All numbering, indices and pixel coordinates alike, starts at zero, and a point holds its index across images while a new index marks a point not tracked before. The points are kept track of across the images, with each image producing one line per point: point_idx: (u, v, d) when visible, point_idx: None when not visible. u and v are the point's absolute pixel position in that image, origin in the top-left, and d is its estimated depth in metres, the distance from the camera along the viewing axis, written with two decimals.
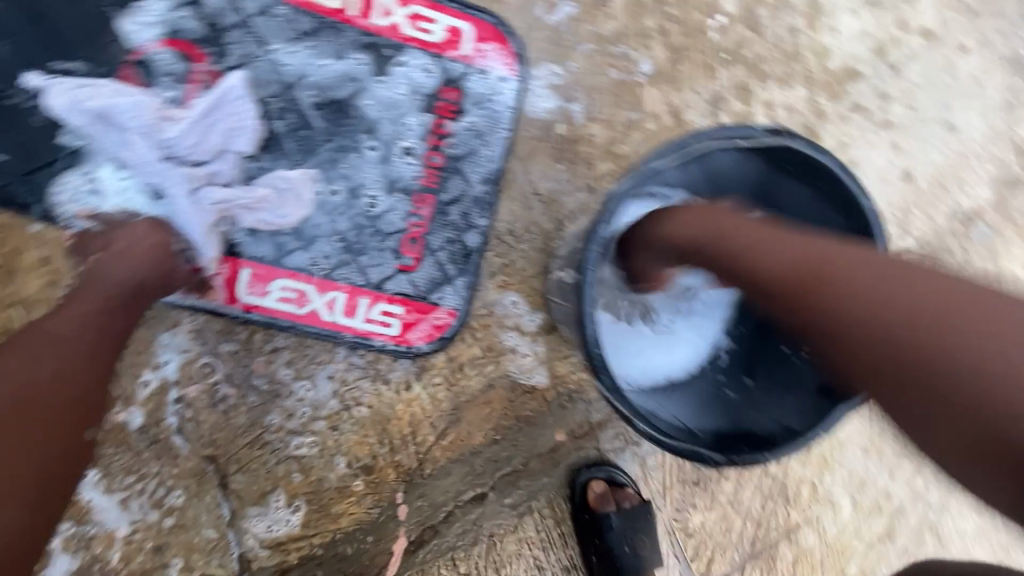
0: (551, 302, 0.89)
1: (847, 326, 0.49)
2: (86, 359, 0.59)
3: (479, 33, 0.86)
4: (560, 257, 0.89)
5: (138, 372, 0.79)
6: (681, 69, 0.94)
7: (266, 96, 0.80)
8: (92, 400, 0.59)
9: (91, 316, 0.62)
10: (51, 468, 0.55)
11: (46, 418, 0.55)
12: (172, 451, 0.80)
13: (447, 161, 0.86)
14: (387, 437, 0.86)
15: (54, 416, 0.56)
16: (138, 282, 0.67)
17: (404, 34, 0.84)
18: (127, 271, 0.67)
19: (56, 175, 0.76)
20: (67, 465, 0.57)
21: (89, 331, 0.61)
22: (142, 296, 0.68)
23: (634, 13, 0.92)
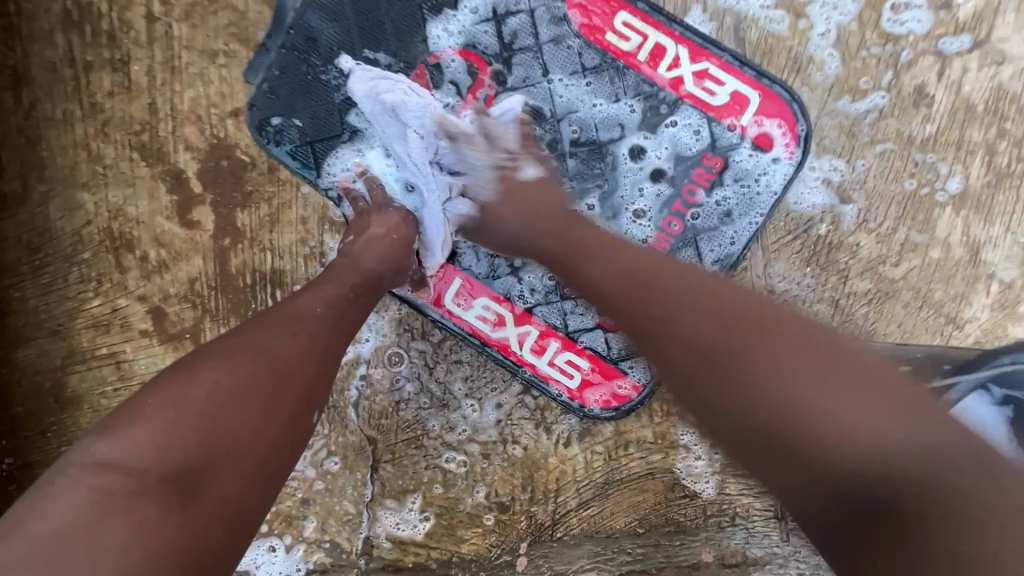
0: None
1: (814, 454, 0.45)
2: (324, 340, 0.59)
3: (767, 104, 0.78)
4: None
5: None
6: (998, 198, 0.77)
7: (532, 122, 0.81)
8: (321, 378, 0.57)
9: (340, 301, 0.65)
10: (283, 437, 0.51)
11: (288, 387, 0.53)
12: (344, 421, 0.85)
13: (685, 231, 0.80)
14: (530, 485, 0.83)
15: (295, 385, 0.54)
16: (379, 274, 0.70)
17: (685, 90, 0.79)
18: (376, 260, 0.71)
19: (336, 149, 0.84)
20: (298, 431, 0.53)
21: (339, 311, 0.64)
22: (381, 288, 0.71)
23: (958, 121, 0.77)
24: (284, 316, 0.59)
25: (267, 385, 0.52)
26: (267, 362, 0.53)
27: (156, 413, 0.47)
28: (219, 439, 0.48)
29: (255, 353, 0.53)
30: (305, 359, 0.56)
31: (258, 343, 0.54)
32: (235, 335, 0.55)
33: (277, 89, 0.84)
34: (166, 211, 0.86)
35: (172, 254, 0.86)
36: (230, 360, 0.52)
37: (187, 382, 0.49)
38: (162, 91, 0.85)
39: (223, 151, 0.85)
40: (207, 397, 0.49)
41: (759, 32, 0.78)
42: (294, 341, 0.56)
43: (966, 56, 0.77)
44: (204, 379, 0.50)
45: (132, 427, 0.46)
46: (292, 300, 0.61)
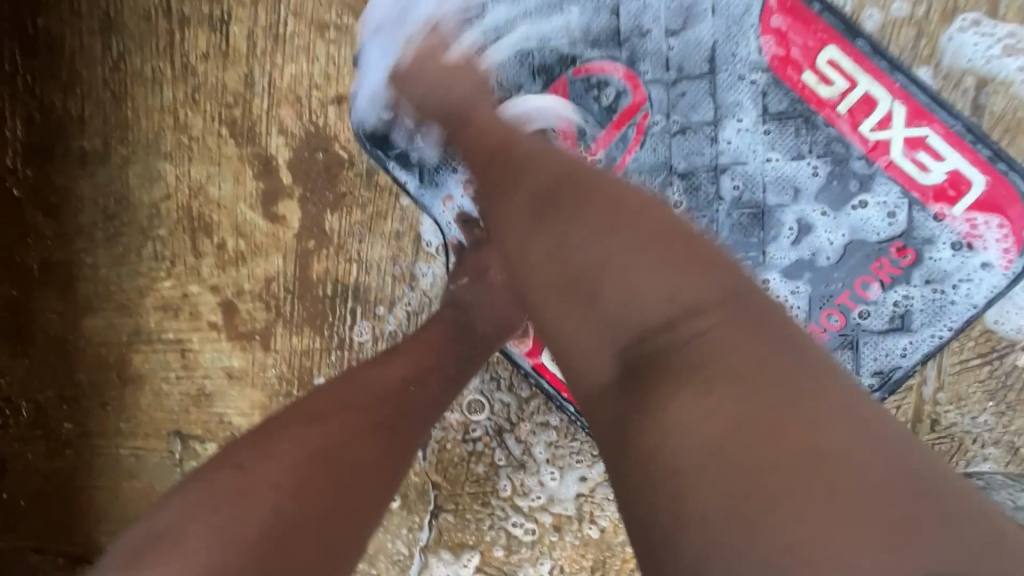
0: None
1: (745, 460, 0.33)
2: (396, 437, 0.53)
3: (993, 195, 0.62)
4: None
5: None
6: None
7: (689, 168, 0.67)
8: (391, 483, 0.51)
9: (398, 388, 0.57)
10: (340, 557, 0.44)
11: (353, 504, 0.47)
12: None
13: (847, 330, 0.66)
14: (601, 569, 0.75)
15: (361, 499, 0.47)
16: (487, 338, 0.65)
17: (890, 158, 0.63)
18: (490, 322, 0.65)
19: (448, 161, 0.72)
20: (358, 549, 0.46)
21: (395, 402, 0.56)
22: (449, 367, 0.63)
23: None
24: (363, 398, 0.54)
25: (333, 502, 0.45)
26: (333, 469, 0.47)
27: (202, 536, 0.41)
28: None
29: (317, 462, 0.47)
30: (377, 464, 0.50)
31: (324, 447, 0.48)
32: (301, 430, 0.49)
33: None
34: (250, 198, 0.77)
35: (251, 246, 0.78)
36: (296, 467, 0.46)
37: (245, 498, 0.43)
38: (261, 61, 0.74)
39: (319, 141, 0.75)
40: (259, 526, 0.41)
41: (1004, 102, 0.62)
42: (365, 440, 0.51)
43: None
44: (262, 497, 0.43)
45: (169, 560, 0.39)
46: (364, 377, 0.57)
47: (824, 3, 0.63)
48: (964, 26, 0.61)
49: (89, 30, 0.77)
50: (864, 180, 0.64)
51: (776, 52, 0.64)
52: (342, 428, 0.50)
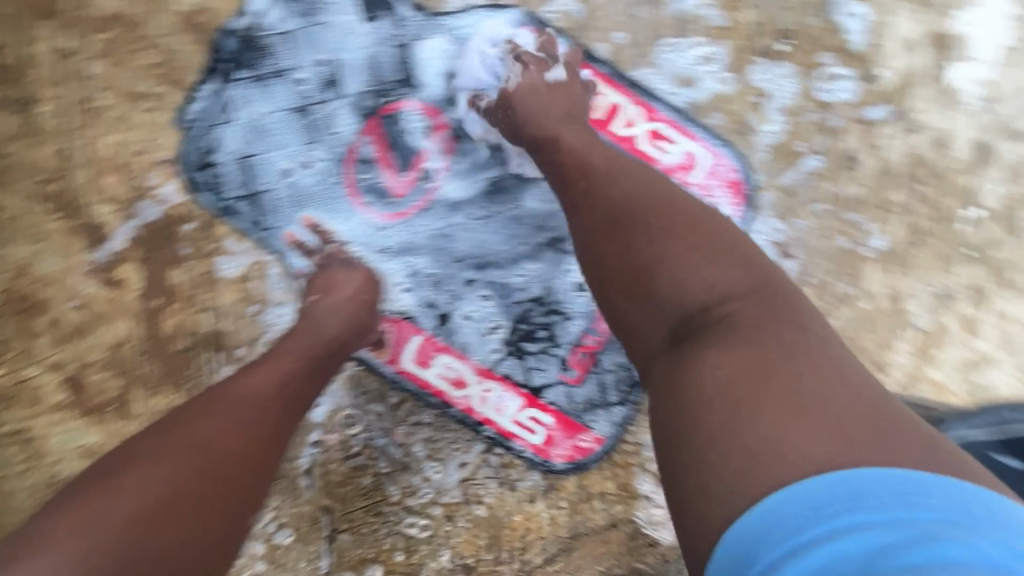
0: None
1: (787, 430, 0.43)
2: (261, 429, 0.58)
3: (716, 165, 0.82)
4: None
5: None
6: (916, 255, 0.85)
7: (493, 177, 0.80)
8: (255, 471, 0.56)
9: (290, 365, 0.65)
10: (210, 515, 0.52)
11: (216, 490, 0.53)
12: (296, 490, 0.80)
13: None
14: (495, 544, 0.82)
15: (225, 484, 0.53)
16: (341, 341, 0.70)
17: (640, 148, 0.81)
18: (337, 325, 0.69)
19: (281, 202, 0.78)
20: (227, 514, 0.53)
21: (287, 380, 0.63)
22: (344, 348, 0.70)
23: (883, 183, 0.85)
24: (226, 402, 0.58)
25: (197, 493, 0.51)
26: (192, 463, 0.52)
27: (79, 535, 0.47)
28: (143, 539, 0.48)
29: (185, 449, 0.53)
30: (240, 454, 0.55)
31: (198, 436, 0.54)
32: (180, 424, 0.55)
33: (213, 137, 0.77)
34: (83, 269, 0.77)
35: (92, 316, 0.77)
36: (157, 466, 0.52)
37: (111, 497, 0.49)
38: (76, 135, 0.76)
39: (150, 203, 0.77)
40: (132, 508, 0.49)
41: (707, 95, 0.82)
42: (226, 436, 0.55)
43: (888, 124, 0.84)
44: (127, 494, 0.49)
45: (48, 553, 0.46)
46: (232, 385, 0.61)
47: (566, 36, 0.80)
48: (665, 49, 0.82)
49: None
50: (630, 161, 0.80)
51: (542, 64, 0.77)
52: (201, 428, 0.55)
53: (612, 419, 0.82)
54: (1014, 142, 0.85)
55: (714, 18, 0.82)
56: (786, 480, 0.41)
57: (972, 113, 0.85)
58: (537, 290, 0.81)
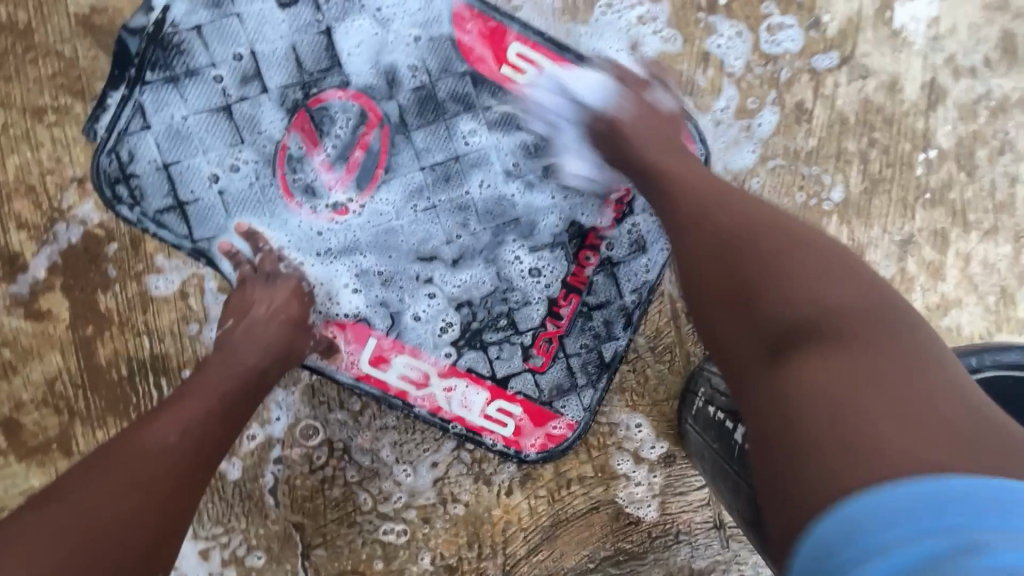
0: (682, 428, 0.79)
1: (840, 404, 0.40)
2: (162, 482, 0.52)
3: None
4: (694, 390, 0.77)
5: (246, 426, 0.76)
6: (874, 204, 0.83)
7: (434, 164, 0.76)
8: (156, 533, 0.50)
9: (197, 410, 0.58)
10: None
11: (105, 563, 0.47)
12: (262, 510, 0.77)
13: (601, 263, 0.79)
14: (476, 541, 0.80)
15: (118, 554, 0.48)
16: (261, 369, 0.65)
17: None
18: (259, 351, 0.66)
19: (210, 211, 0.73)
20: None
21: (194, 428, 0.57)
22: (260, 385, 0.65)
23: (836, 133, 0.83)
24: (125, 456, 0.53)
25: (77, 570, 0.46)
26: (65, 543, 0.46)
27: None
28: None
29: (59, 527, 0.47)
30: (136, 517, 0.49)
31: (77, 509, 0.48)
32: (59, 498, 0.50)
33: (127, 148, 0.72)
34: (3, 303, 0.72)
35: (19, 352, 0.72)
36: (31, 543, 0.46)
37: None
38: None
39: (67, 225, 0.72)
40: None
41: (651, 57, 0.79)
42: (119, 495, 0.50)
43: (837, 71, 0.82)
44: None
45: None
46: (134, 436, 0.55)
47: (497, 9, 0.76)
48: (602, 12, 0.78)
49: None
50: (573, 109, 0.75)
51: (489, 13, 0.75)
52: (85, 493, 0.50)
53: (583, 402, 0.80)
54: (963, 79, 0.83)
55: None
56: (777, 471, 0.42)
57: (920, 53, 0.83)
58: (492, 278, 0.78)
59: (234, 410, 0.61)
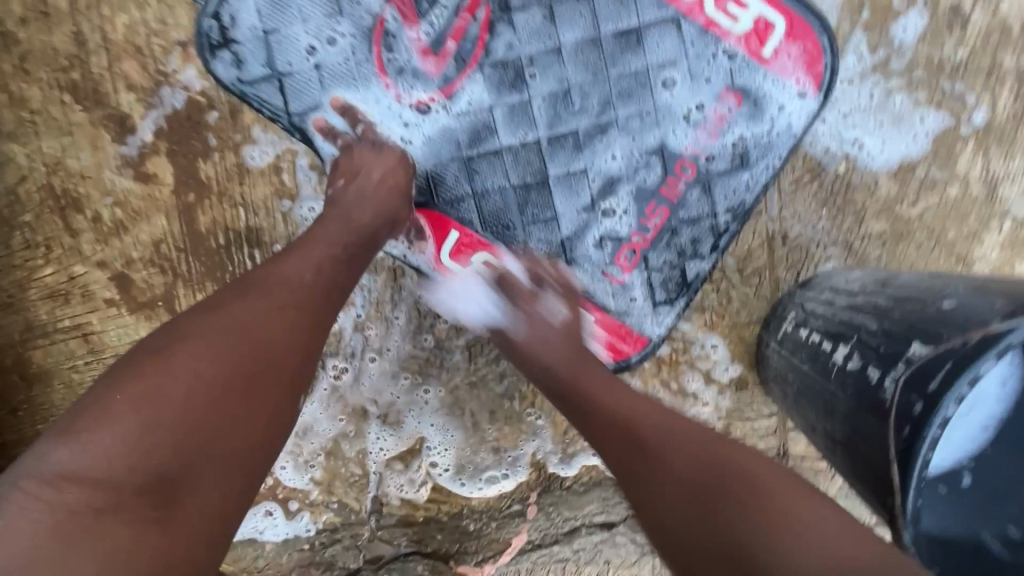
0: (761, 352, 0.76)
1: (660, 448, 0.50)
2: (302, 317, 0.54)
3: (793, 29, 0.71)
4: (779, 317, 0.74)
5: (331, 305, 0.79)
6: (1022, 132, 0.73)
7: (534, 52, 0.72)
8: (303, 360, 0.53)
9: (326, 255, 0.61)
10: (266, 412, 0.49)
11: (267, 378, 0.49)
12: (342, 384, 0.81)
13: (698, 175, 0.75)
14: (539, 438, 0.82)
15: (277, 372, 0.50)
16: (373, 231, 0.66)
17: (704, 13, 0.71)
18: (371, 213, 0.67)
19: (306, 84, 0.72)
20: (280, 409, 0.50)
21: (326, 273, 0.59)
22: (374, 244, 0.67)
23: (992, 44, 0.72)
24: (260, 288, 0.55)
25: (246, 380, 0.48)
26: (239, 352, 0.49)
27: (128, 413, 0.43)
28: (202, 428, 0.44)
29: (226, 340, 0.49)
30: (285, 343, 0.52)
31: (238, 322, 0.50)
32: (213, 310, 0.51)
33: (229, 12, 0.71)
34: (115, 163, 0.75)
35: (129, 212, 0.76)
36: (199, 350, 0.47)
37: (154, 376, 0.45)
38: (89, 16, 0.71)
39: (172, 90, 0.73)
40: (184, 392, 0.45)
41: None
42: (268, 323, 0.52)
43: None
44: (177, 372, 0.46)
45: (102, 431, 0.42)
46: (267, 272, 0.57)
47: None
48: None
49: None
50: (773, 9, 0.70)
51: None
52: (234, 313, 0.51)
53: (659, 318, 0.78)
54: None
55: None
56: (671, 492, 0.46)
57: None
58: (581, 180, 0.75)
59: (352, 263, 0.63)
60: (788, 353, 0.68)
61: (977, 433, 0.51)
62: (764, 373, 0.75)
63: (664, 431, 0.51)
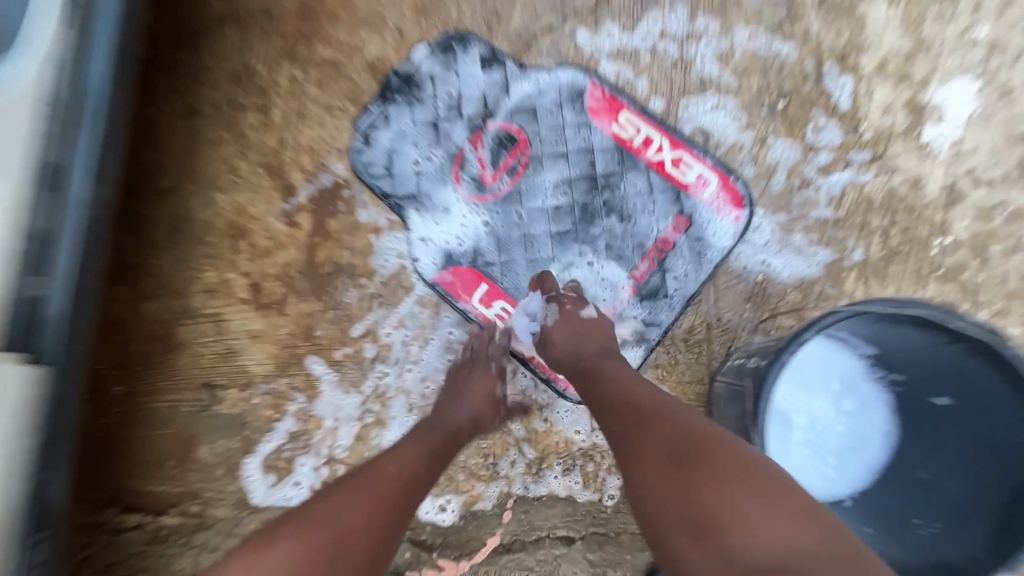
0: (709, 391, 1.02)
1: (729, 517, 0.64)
2: (417, 482, 0.83)
3: (722, 184, 1.08)
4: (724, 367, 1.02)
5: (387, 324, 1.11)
6: (891, 268, 1.04)
7: (553, 178, 1.12)
8: (406, 513, 0.80)
9: (431, 443, 0.90)
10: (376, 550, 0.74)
11: (382, 524, 0.76)
12: (382, 384, 1.11)
13: (657, 267, 1.08)
14: (521, 452, 1.05)
15: (393, 520, 0.78)
16: (463, 427, 0.95)
17: (665, 168, 1.10)
18: (467, 415, 0.96)
19: (407, 181, 1.15)
20: (385, 543, 0.76)
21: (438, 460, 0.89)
22: (463, 436, 0.95)
23: (862, 209, 1.06)
24: (404, 447, 0.88)
25: (383, 530, 0.75)
26: (384, 505, 0.77)
27: (318, 533, 0.71)
28: (342, 545, 0.71)
29: (375, 497, 0.78)
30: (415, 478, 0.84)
31: (375, 483, 0.80)
32: (356, 473, 0.82)
33: (371, 136, 1.17)
34: (277, 213, 1.17)
35: (275, 243, 1.16)
36: (374, 485, 0.79)
37: (325, 506, 0.75)
38: (290, 129, 1.19)
39: (325, 174, 1.17)
40: (343, 526, 0.72)
41: (720, 137, 1.10)
42: (393, 484, 0.81)
43: (869, 164, 1.07)
44: (342, 509, 0.74)
45: (287, 543, 0.70)
46: (397, 453, 0.87)
47: (620, 91, 1.13)
48: (687, 102, 1.12)
49: (174, 112, 1.19)
50: (711, 172, 1.09)
51: (699, 115, 1.11)
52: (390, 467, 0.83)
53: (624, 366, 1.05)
54: (977, 189, 1.05)
55: (727, 79, 1.11)
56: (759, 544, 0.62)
57: (942, 164, 1.06)
58: (575, 261, 1.10)
59: (452, 448, 0.93)
60: (730, 379, 0.94)
61: (860, 465, 0.89)
62: (712, 405, 1.00)
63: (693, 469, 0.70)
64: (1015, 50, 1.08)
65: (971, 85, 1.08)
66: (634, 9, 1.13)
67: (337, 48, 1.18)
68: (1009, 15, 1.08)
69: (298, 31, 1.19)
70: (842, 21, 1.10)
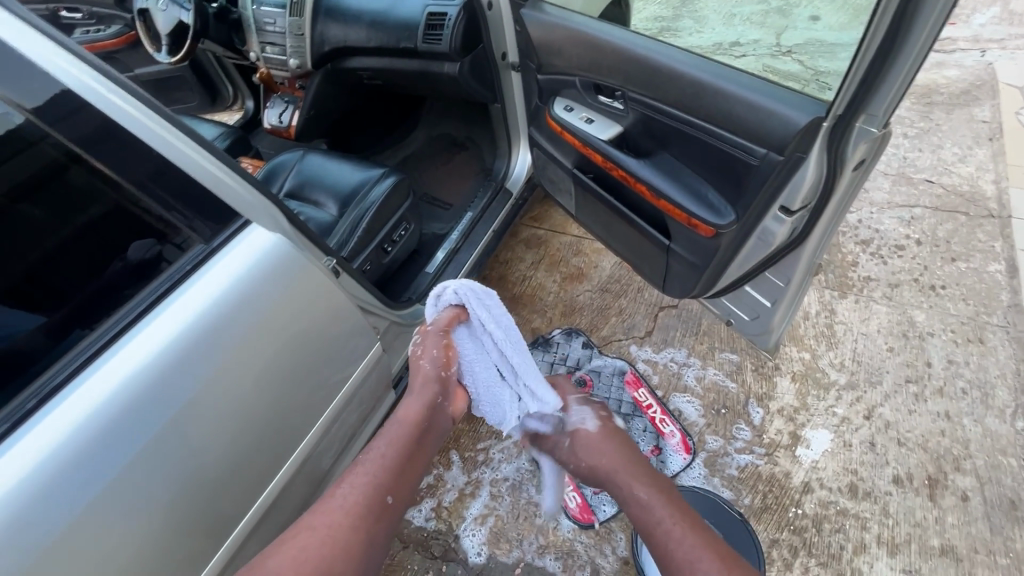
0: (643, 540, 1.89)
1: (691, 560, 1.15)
2: (368, 480, 1.26)
3: (682, 441, 2.06)
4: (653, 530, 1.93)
5: (494, 446, 2.17)
6: (765, 514, 1.88)
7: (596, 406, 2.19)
8: (371, 503, 1.22)
9: (391, 475, 1.28)
10: (343, 522, 1.18)
11: (344, 526, 1.17)
12: (480, 475, 2.11)
13: None
14: (539, 538, 1.94)
15: (357, 517, 1.20)
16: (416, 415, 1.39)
17: (655, 423, 2.11)
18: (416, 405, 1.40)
19: None
20: (354, 524, 1.18)
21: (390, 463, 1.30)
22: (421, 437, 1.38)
23: (754, 477, 1.96)
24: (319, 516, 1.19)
25: (349, 524, 1.18)
26: (330, 527, 1.16)
27: (307, 545, 1.13)
28: (337, 540, 1.15)
29: (336, 539, 1.15)
30: (388, 456, 1.31)
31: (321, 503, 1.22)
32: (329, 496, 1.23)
33: None
34: None
35: None
36: (311, 530, 1.16)
37: (295, 529, 1.17)
38: None
39: None
40: (312, 529, 1.16)
41: (687, 416, 2.13)
42: (328, 506, 1.20)
43: (764, 455, 2.00)
44: (305, 528, 1.16)
45: (293, 545, 1.12)
46: (351, 514, 1.20)
47: (643, 377, 2.24)
48: (681, 397, 2.18)
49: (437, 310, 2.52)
50: (679, 433, 2.08)
51: (682, 403, 2.17)
52: (353, 488, 1.24)
53: (601, 511, 1.97)
54: (820, 489, 1.91)
55: (697, 388, 2.20)
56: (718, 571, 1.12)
57: (804, 469, 1.96)
58: None
59: (405, 423, 1.38)
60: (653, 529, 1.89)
61: None
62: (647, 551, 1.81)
63: (679, 544, 1.18)
64: (857, 425, 2.02)
65: (828, 436, 2.02)
66: (661, 344, 2.34)
67: (520, 313, 2.52)
68: (855, 407, 2.07)
69: (508, 303, 2.55)
70: (763, 382, 2.18)
